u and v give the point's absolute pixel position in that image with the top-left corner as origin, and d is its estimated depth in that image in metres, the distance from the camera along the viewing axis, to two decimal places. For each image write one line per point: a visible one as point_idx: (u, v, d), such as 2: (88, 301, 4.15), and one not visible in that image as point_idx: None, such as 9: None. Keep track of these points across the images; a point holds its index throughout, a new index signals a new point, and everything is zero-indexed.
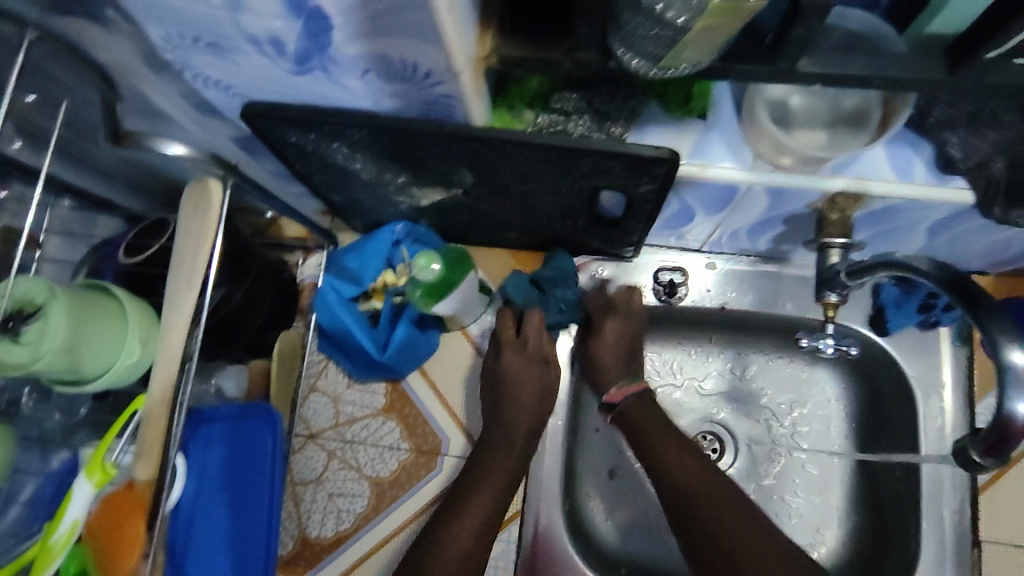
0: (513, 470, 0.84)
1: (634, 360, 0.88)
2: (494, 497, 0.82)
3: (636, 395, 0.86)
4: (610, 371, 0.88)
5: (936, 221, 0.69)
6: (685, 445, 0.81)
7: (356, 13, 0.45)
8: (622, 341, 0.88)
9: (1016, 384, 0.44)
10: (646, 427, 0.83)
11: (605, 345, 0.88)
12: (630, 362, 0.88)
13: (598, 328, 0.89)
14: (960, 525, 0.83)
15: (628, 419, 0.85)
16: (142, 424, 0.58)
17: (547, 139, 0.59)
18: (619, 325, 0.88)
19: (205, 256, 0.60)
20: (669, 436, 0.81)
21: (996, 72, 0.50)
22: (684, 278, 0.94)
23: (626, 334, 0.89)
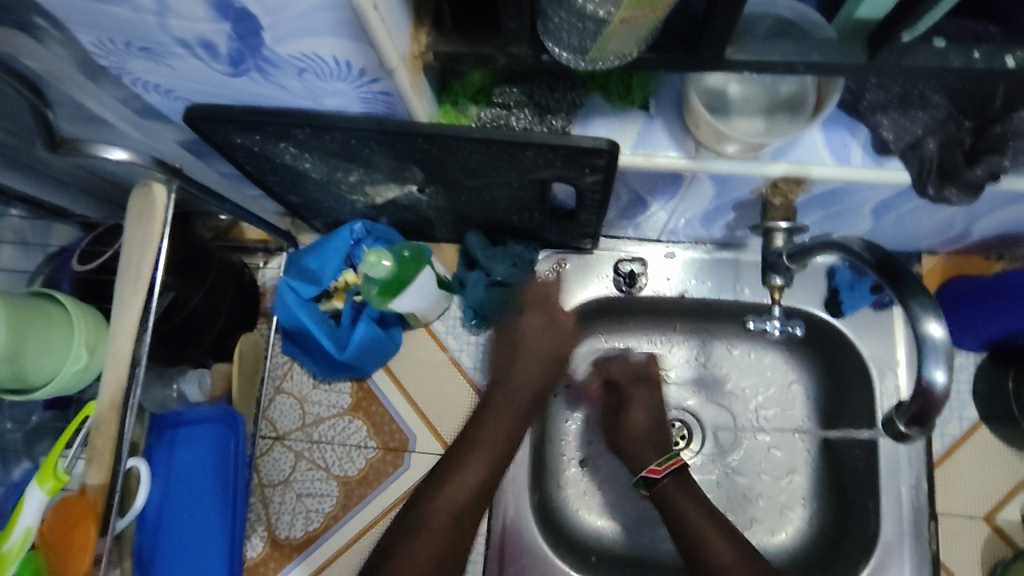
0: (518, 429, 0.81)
1: (664, 437, 0.89)
2: (494, 463, 0.80)
3: (671, 470, 0.83)
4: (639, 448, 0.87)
5: (879, 202, 0.71)
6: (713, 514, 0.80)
7: (282, 15, 0.46)
8: (650, 412, 0.90)
9: (933, 354, 0.46)
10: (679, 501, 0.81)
11: (634, 419, 0.89)
12: (659, 439, 0.88)
13: (629, 398, 0.90)
14: (917, 500, 0.84)
15: (658, 497, 0.82)
16: (92, 431, 0.59)
17: (488, 133, 0.59)
18: (643, 400, 0.90)
19: (152, 257, 0.60)
20: (691, 506, 0.80)
21: (913, 54, 0.52)
22: (644, 268, 0.94)
23: (653, 406, 0.90)
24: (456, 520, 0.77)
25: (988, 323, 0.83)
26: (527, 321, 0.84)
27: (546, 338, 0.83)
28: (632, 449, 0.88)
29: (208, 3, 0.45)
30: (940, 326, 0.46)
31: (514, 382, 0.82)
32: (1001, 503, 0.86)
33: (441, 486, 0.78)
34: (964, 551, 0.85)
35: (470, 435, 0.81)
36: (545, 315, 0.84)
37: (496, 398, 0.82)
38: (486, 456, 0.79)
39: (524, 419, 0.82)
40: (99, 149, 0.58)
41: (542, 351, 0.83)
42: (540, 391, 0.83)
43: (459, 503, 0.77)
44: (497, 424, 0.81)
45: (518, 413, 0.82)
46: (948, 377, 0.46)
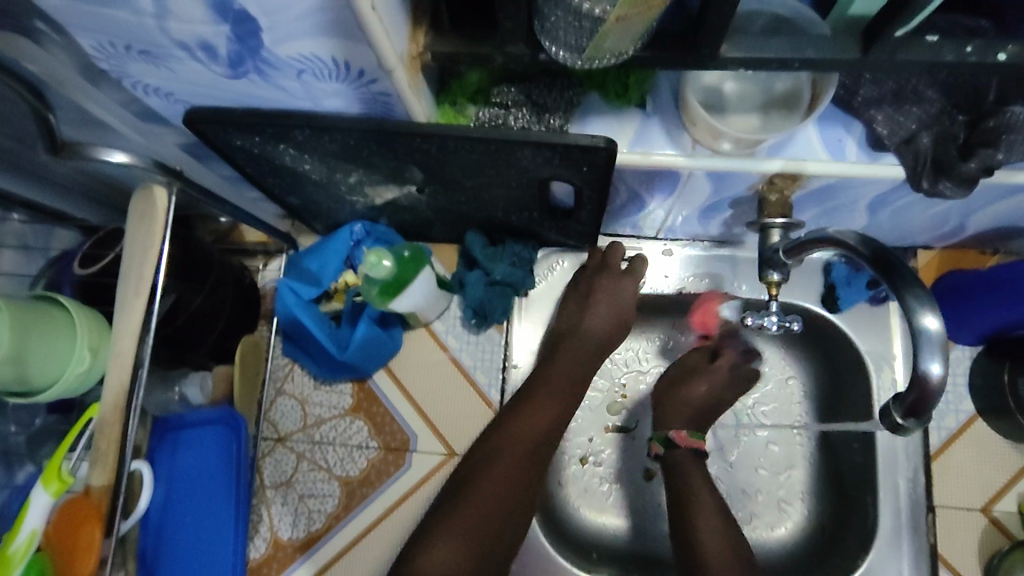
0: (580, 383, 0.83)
1: (705, 420, 0.89)
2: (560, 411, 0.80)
3: (692, 450, 0.85)
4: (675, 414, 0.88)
5: (874, 198, 0.71)
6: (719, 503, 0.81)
7: (280, 15, 0.46)
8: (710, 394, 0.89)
9: (928, 346, 0.46)
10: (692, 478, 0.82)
11: (693, 393, 0.88)
12: (696, 421, 0.88)
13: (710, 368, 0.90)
14: (915, 492, 0.86)
15: (671, 465, 0.84)
16: (97, 432, 0.59)
17: (486, 132, 0.60)
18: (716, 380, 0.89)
19: (154, 260, 0.61)
20: (705, 492, 0.81)
21: (905, 49, 0.52)
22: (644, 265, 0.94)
23: (716, 395, 0.90)
24: (534, 451, 0.76)
25: (984, 315, 0.82)
26: (605, 283, 0.86)
27: (614, 304, 0.85)
28: (669, 411, 0.89)
29: (208, 5, 0.46)
30: (935, 319, 0.46)
31: (588, 334, 0.85)
32: (998, 495, 0.86)
33: (521, 417, 0.77)
34: (963, 543, 0.85)
35: (540, 377, 0.82)
36: (621, 276, 0.87)
37: (572, 347, 0.84)
38: (560, 398, 0.80)
39: (586, 373, 0.83)
40: (99, 153, 0.58)
41: (614, 309, 0.86)
42: (605, 346, 0.86)
43: (541, 434, 0.77)
44: (574, 371, 0.82)
45: (587, 366, 0.84)
46: (943, 369, 0.46)
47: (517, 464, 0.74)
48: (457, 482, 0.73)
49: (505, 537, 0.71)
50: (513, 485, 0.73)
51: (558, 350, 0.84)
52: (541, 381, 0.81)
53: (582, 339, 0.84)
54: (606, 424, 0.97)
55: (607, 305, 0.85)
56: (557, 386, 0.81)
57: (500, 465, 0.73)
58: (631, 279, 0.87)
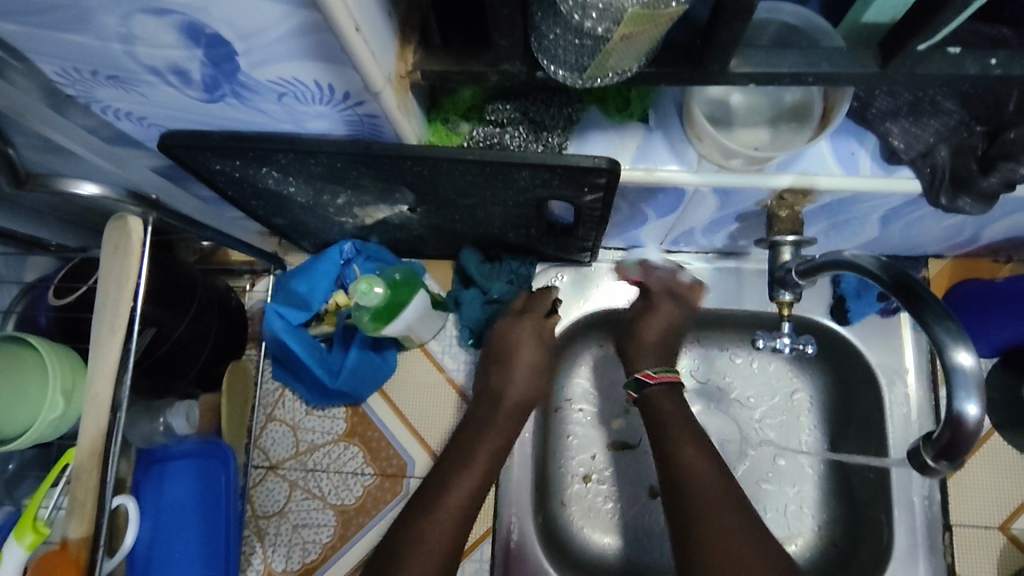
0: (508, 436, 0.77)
1: (670, 352, 0.83)
2: (486, 467, 0.74)
3: (670, 381, 0.79)
4: (640, 355, 0.82)
5: (887, 211, 0.68)
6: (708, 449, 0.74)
7: (256, 39, 0.43)
8: (666, 324, 0.83)
9: (963, 384, 0.43)
10: (671, 425, 0.76)
11: (651, 325, 0.83)
12: (667, 355, 0.82)
13: (651, 306, 0.84)
14: (930, 511, 0.83)
15: (648, 407, 0.79)
16: (73, 480, 0.56)
17: (478, 153, 0.56)
18: (664, 310, 0.84)
19: (130, 295, 0.57)
20: (681, 428, 0.75)
21: (926, 63, 0.49)
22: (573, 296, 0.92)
23: (675, 322, 0.84)
24: (451, 539, 0.68)
25: (1002, 327, 0.79)
26: (516, 328, 0.80)
27: (537, 354, 0.80)
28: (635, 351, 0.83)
29: (177, 29, 0.42)
30: (969, 355, 0.44)
31: (503, 401, 0.78)
32: (1015, 512, 0.84)
33: (434, 502, 0.70)
34: (981, 563, 0.83)
35: (457, 452, 0.75)
36: (535, 326, 0.81)
37: (485, 415, 0.78)
38: (479, 472, 0.73)
39: (506, 443, 0.77)
40: (70, 184, 0.55)
41: (529, 361, 0.79)
42: (525, 409, 0.79)
43: (460, 515, 0.69)
44: (492, 442, 0.76)
45: (507, 433, 0.78)
46: (980, 410, 0.43)
47: (435, 555, 0.66)
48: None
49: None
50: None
51: (472, 420, 0.79)
52: (467, 446, 0.76)
53: (498, 407, 0.78)
54: (609, 440, 0.95)
55: (526, 358, 0.79)
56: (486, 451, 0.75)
57: (416, 558, 0.65)
58: (532, 318, 0.81)
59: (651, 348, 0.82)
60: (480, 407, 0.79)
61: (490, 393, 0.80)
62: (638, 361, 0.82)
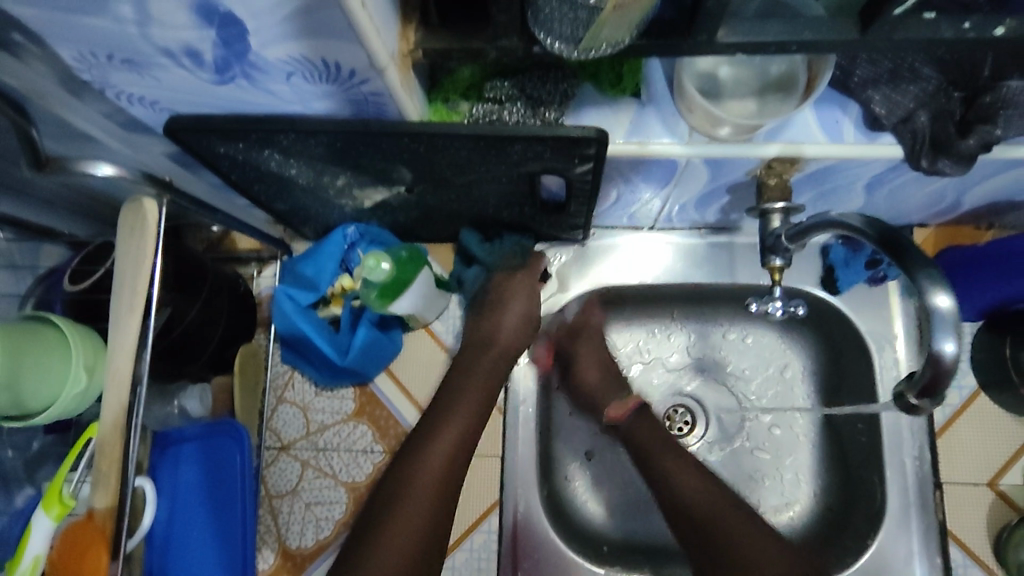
0: (487, 388, 0.80)
1: (617, 377, 0.92)
2: (467, 421, 0.76)
3: (630, 410, 0.85)
4: (598, 398, 0.89)
5: (872, 178, 0.71)
6: (696, 466, 0.78)
7: (267, 18, 0.45)
8: (597, 363, 0.92)
9: (942, 325, 0.46)
10: (654, 452, 0.80)
11: (585, 372, 0.92)
12: (614, 383, 0.91)
13: (574, 355, 0.92)
14: (921, 470, 0.86)
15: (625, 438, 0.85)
16: (98, 453, 0.58)
17: (478, 127, 0.59)
18: (587, 351, 0.92)
19: (148, 273, 0.60)
20: (669, 453, 0.80)
21: (903, 28, 0.52)
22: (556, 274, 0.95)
23: (599, 357, 0.93)
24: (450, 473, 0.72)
25: (984, 290, 0.82)
26: (510, 286, 0.86)
27: (525, 307, 0.85)
28: (590, 400, 0.91)
29: (192, 10, 0.45)
30: (946, 297, 0.46)
31: (492, 344, 0.83)
32: (1003, 469, 0.87)
33: (430, 437, 0.73)
34: (971, 519, 0.86)
35: (449, 392, 0.79)
36: (528, 282, 0.87)
37: (465, 371, 0.81)
38: (473, 408, 0.77)
39: (495, 383, 0.82)
40: (86, 166, 0.57)
41: (517, 313, 0.84)
42: (512, 352, 0.84)
43: (442, 475, 0.71)
44: (470, 398, 0.78)
45: (495, 374, 0.82)
46: (957, 347, 0.46)
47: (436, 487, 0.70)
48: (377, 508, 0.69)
49: (430, 559, 0.68)
50: (435, 511, 0.69)
51: (461, 360, 0.83)
52: (447, 401, 0.78)
53: (487, 349, 0.82)
54: None
55: (515, 313, 0.84)
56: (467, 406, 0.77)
57: (417, 491, 0.69)
58: (525, 273, 0.87)
59: (595, 389, 0.91)
60: (469, 349, 0.84)
61: (480, 334, 0.84)
62: (601, 402, 0.89)
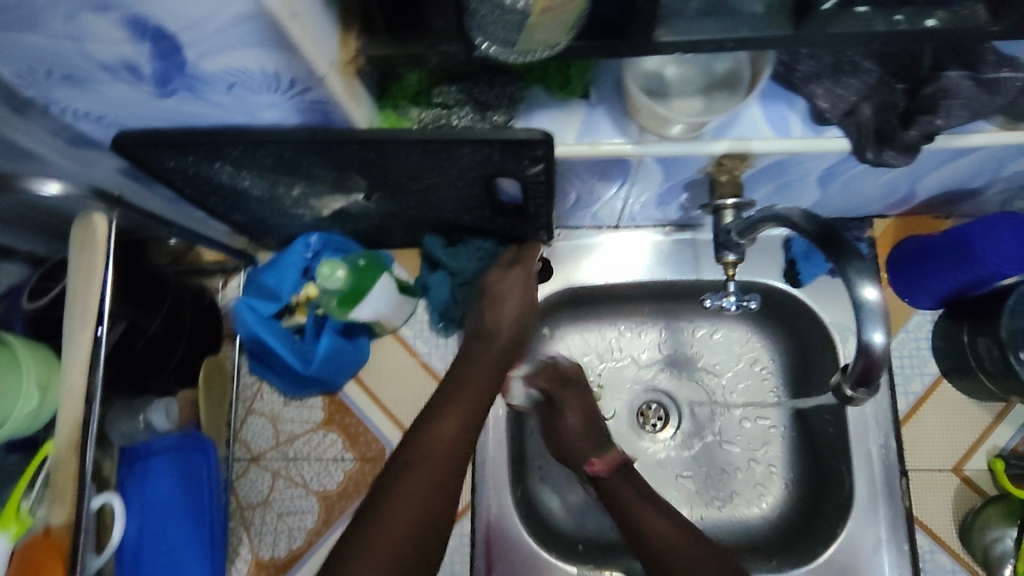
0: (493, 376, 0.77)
1: (600, 434, 0.87)
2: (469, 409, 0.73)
3: (610, 466, 0.82)
4: (578, 447, 0.85)
5: (823, 171, 0.72)
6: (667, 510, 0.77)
7: (198, 30, 0.45)
8: (585, 415, 0.88)
9: (871, 317, 0.48)
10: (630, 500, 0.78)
11: (569, 424, 0.87)
12: (595, 440, 0.86)
13: (559, 404, 0.88)
14: (888, 458, 0.86)
15: (607, 492, 0.80)
16: (53, 470, 0.58)
17: (424, 133, 0.59)
18: (571, 400, 0.89)
19: (98, 288, 0.60)
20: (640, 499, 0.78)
21: (837, 23, 0.52)
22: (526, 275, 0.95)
23: (587, 408, 0.89)
24: (450, 462, 0.69)
25: (941, 279, 0.83)
26: (506, 277, 0.82)
27: (522, 295, 0.81)
28: (573, 451, 0.85)
29: (123, 24, 0.45)
30: (875, 289, 0.48)
31: (496, 338, 0.79)
32: (968, 455, 0.88)
33: (427, 434, 0.70)
34: (938, 505, 0.87)
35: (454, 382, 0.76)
36: (525, 274, 0.83)
37: (473, 355, 0.78)
38: (474, 400, 0.74)
39: (495, 380, 0.77)
40: (35, 184, 0.57)
41: (515, 305, 0.80)
42: (516, 345, 0.80)
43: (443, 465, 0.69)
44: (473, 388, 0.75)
45: (500, 366, 0.78)
46: (885, 339, 0.48)
47: (433, 482, 0.67)
48: (373, 497, 0.67)
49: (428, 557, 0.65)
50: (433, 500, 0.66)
51: (464, 356, 0.79)
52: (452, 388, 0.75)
53: (491, 343, 0.78)
54: None
55: (515, 299, 0.81)
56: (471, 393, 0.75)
57: (416, 481, 0.67)
58: (522, 267, 0.83)
59: (579, 440, 0.86)
60: (472, 344, 0.79)
61: (481, 330, 0.80)
62: (581, 451, 0.85)
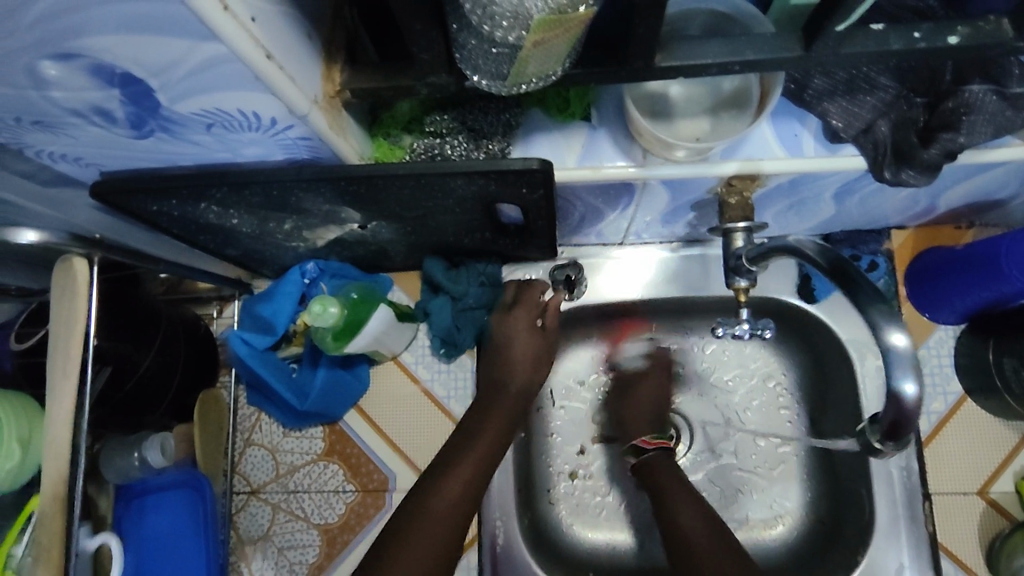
0: (511, 419, 0.77)
1: (663, 421, 0.89)
2: (485, 454, 0.73)
3: (660, 448, 0.83)
4: (636, 422, 0.88)
5: (839, 187, 0.68)
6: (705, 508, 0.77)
7: (170, 75, 0.42)
8: (653, 399, 0.90)
9: (899, 364, 0.46)
10: (674, 493, 0.78)
11: (638, 401, 0.89)
12: (655, 421, 0.88)
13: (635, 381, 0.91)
14: (909, 481, 0.83)
15: (644, 468, 0.83)
16: (37, 525, 0.57)
17: (415, 166, 0.56)
18: (655, 385, 0.91)
19: (80, 335, 0.57)
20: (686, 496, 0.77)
21: (850, 42, 0.49)
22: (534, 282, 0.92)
23: (660, 396, 0.90)
24: (459, 509, 0.69)
25: (965, 294, 0.79)
26: (507, 324, 0.79)
27: (532, 343, 0.79)
28: (625, 420, 0.89)
29: (87, 71, 0.42)
30: (902, 335, 0.46)
31: (508, 391, 0.77)
32: (993, 476, 0.84)
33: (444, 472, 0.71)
34: (961, 528, 0.83)
35: (470, 423, 0.76)
36: (529, 321, 0.80)
37: (490, 398, 0.77)
38: (485, 452, 0.73)
39: (513, 421, 0.77)
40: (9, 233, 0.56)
41: (528, 350, 0.79)
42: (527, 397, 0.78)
43: (456, 506, 0.68)
44: (494, 426, 0.75)
45: (513, 419, 0.77)
46: (918, 388, 0.46)
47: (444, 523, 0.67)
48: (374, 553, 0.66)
49: None
50: (434, 554, 0.65)
51: (480, 401, 0.78)
52: (468, 425, 0.76)
53: (502, 396, 0.77)
54: (592, 435, 0.95)
55: (525, 351, 0.78)
56: (489, 435, 0.74)
57: (428, 521, 0.67)
58: (520, 310, 0.80)
59: (639, 419, 0.88)
60: (486, 393, 0.79)
61: (497, 378, 0.79)
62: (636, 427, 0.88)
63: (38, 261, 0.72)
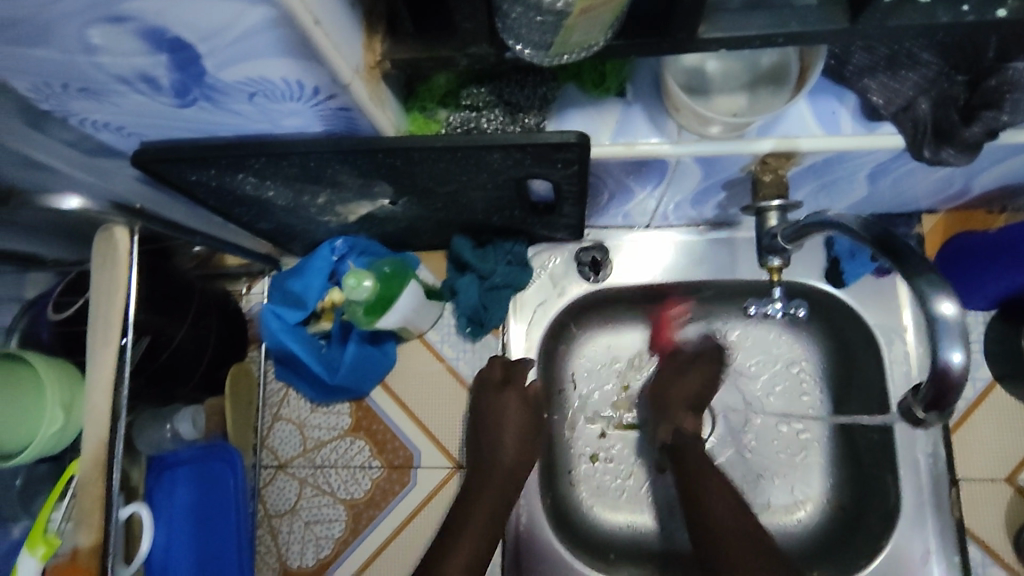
0: (504, 494, 0.81)
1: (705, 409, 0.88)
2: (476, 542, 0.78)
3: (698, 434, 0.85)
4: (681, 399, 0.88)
5: (874, 167, 0.67)
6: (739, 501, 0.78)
7: (218, 40, 0.43)
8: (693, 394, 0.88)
9: (948, 334, 0.46)
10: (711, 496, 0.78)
11: (685, 386, 0.88)
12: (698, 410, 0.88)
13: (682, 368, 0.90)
14: (935, 467, 0.82)
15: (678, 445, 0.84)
16: (79, 492, 0.58)
17: (452, 139, 0.56)
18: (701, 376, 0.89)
19: (121, 305, 0.58)
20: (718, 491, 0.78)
21: (899, 14, 0.48)
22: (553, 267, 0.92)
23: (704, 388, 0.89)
24: None
25: (997, 280, 0.78)
26: (499, 400, 0.84)
27: (524, 418, 0.83)
28: (668, 398, 0.88)
29: (138, 35, 0.42)
30: (951, 304, 0.46)
31: (497, 466, 0.81)
32: (1020, 464, 0.84)
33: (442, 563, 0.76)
34: (988, 516, 0.83)
35: (465, 507, 0.81)
36: (519, 396, 0.84)
37: (482, 477, 0.82)
38: (478, 538, 0.78)
39: (508, 496, 0.81)
40: (55, 200, 0.58)
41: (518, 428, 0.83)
42: (517, 473, 0.82)
43: None
44: (485, 506, 0.80)
45: (503, 496, 0.81)
46: (965, 357, 0.45)
47: None
48: None
49: None
50: None
51: (473, 478, 0.83)
52: (463, 511, 0.81)
53: (492, 474, 0.81)
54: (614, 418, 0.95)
55: (515, 426, 0.83)
56: (481, 519, 0.79)
57: None
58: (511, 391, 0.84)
59: (682, 404, 0.88)
60: (478, 469, 0.83)
61: (486, 458, 0.83)
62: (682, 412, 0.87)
63: (75, 231, 0.73)
